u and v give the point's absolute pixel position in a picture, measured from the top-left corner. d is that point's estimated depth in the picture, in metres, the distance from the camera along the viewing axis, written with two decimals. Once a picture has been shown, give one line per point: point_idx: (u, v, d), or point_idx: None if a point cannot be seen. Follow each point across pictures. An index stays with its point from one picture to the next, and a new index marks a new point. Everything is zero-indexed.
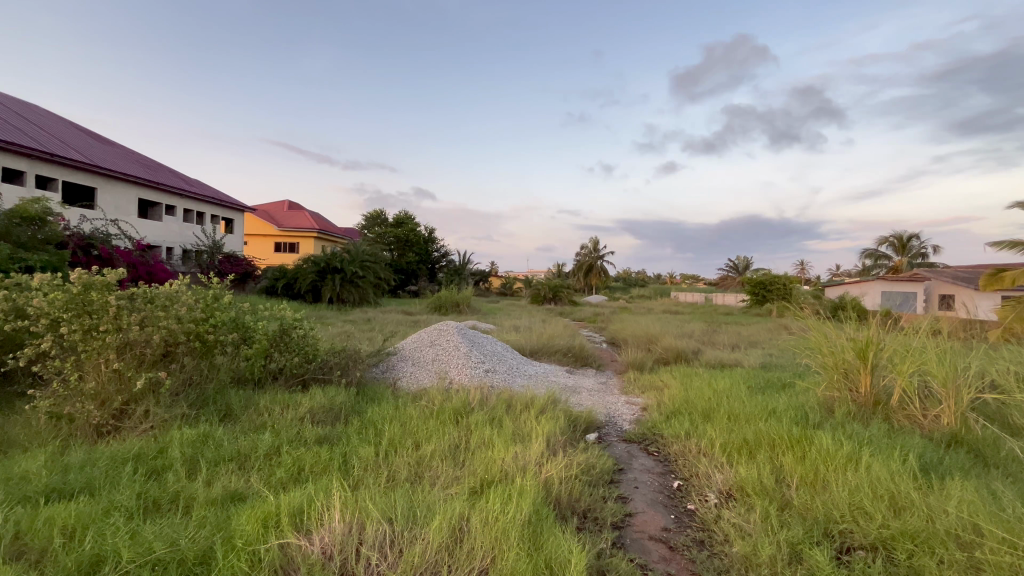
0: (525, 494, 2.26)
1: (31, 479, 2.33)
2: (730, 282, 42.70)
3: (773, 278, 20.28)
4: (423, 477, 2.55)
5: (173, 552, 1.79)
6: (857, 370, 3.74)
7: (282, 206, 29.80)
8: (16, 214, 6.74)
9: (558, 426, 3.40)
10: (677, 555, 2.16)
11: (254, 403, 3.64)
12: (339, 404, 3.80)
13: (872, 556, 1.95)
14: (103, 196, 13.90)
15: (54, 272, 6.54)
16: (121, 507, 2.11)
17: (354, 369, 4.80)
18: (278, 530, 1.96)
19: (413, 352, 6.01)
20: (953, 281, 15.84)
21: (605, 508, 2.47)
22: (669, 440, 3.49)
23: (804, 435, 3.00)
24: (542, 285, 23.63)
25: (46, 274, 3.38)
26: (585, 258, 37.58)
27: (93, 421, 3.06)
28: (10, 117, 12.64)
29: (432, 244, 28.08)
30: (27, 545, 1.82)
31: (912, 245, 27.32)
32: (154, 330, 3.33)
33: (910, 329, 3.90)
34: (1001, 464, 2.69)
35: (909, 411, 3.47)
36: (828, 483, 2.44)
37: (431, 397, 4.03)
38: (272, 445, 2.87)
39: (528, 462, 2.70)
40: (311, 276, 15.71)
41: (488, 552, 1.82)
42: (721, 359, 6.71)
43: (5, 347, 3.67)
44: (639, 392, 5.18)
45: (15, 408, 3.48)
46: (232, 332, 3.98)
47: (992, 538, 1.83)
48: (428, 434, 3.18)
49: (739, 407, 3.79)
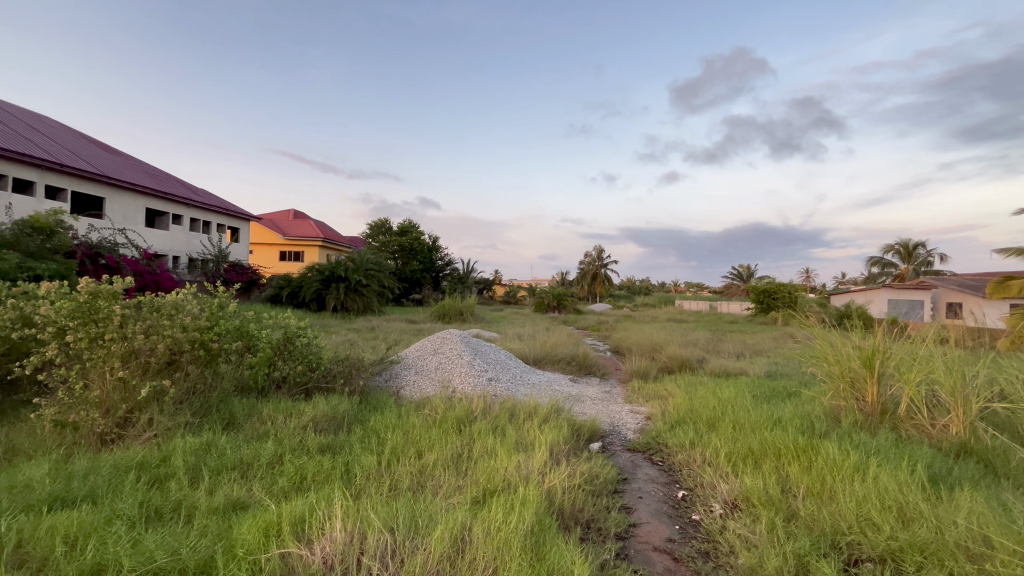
0: (527, 504, 2.24)
1: (34, 487, 2.34)
2: (733, 288, 43.47)
3: (778, 287, 20.11)
4: (426, 486, 2.54)
5: (174, 561, 1.78)
6: (863, 379, 3.71)
7: (286, 215, 29.98)
8: (27, 224, 6.87)
9: (561, 435, 3.38)
10: (682, 566, 2.13)
11: (257, 412, 3.65)
12: (342, 412, 3.78)
13: (881, 568, 1.92)
14: (111, 207, 14.07)
15: (61, 280, 6.62)
16: (123, 516, 2.11)
17: (357, 378, 4.78)
18: (279, 539, 1.95)
19: (416, 361, 6.00)
20: (960, 289, 15.57)
21: (609, 518, 2.44)
22: (674, 449, 3.46)
23: (810, 444, 2.97)
24: (546, 293, 23.55)
25: (52, 283, 3.38)
26: (586, 266, 37.91)
27: (97, 429, 3.07)
28: (23, 129, 12.90)
29: (433, 252, 28.05)
30: (28, 554, 1.82)
31: (919, 253, 27.24)
32: (158, 339, 3.32)
33: (916, 338, 3.84)
34: (1011, 473, 2.65)
35: (918, 420, 3.42)
36: (834, 493, 2.42)
37: (434, 406, 4.01)
38: (274, 453, 2.87)
39: (530, 471, 2.69)
40: (316, 284, 15.84)
41: (491, 562, 1.80)
42: (726, 368, 6.65)
43: (11, 356, 3.71)
44: (643, 401, 5.16)
45: (21, 417, 3.50)
46: (237, 340, 3.97)
47: (1004, 551, 1.80)
48: (431, 443, 3.16)
49: (743, 417, 3.74)
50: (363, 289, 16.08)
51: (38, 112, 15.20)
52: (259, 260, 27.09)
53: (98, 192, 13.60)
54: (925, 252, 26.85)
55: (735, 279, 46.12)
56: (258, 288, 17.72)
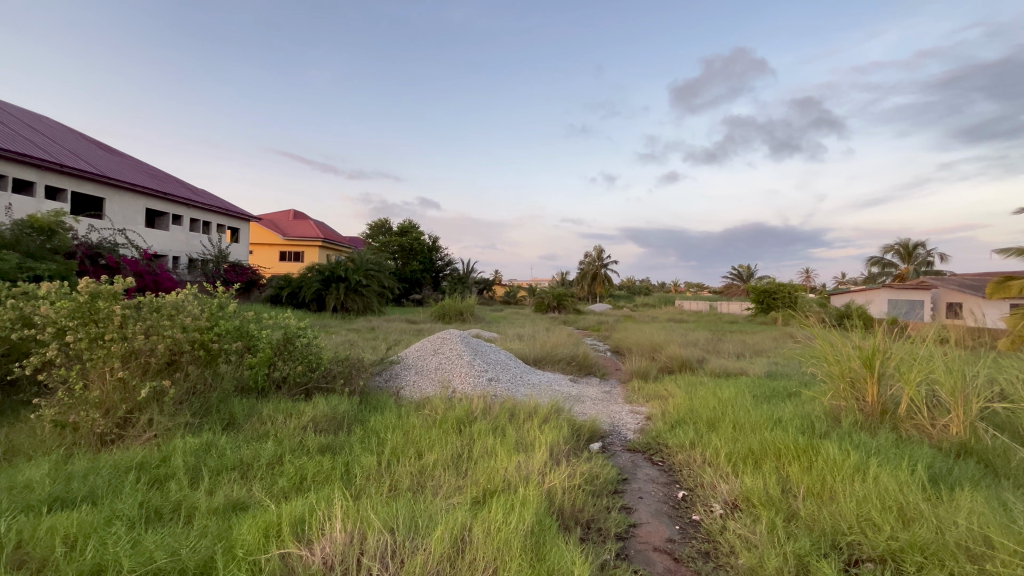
0: (527, 504, 2.24)
1: (33, 488, 2.34)
2: (733, 288, 43.52)
3: (778, 287, 20.13)
4: (426, 486, 2.54)
5: (174, 562, 1.78)
6: (862, 379, 3.71)
7: (286, 215, 30.00)
8: (28, 224, 6.87)
9: (561, 435, 3.38)
10: (682, 567, 2.13)
11: (257, 412, 3.66)
12: (342, 413, 3.78)
13: (881, 568, 1.92)
14: (111, 207, 14.07)
15: (62, 280, 6.62)
16: (123, 516, 2.11)
17: (357, 378, 4.78)
18: (279, 539, 1.95)
19: (416, 361, 6.00)
20: (960, 289, 15.58)
21: (609, 519, 2.44)
22: (674, 449, 3.46)
23: (810, 444, 2.97)
24: (546, 294, 23.56)
25: (52, 283, 3.38)
26: (586, 267, 37.94)
27: (97, 429, 3.06)
28: (24, 130, 12.91)
29: (433, 252, 28.06)
30: (28, 554, 1.82)
31: (919, 253, 27.26)
32: (158, 340, 3.32)
33: (916, 337, 3.85)
34: (1012, 473, 2.65)
35: (918, 420, 3.42)
36: (835, 493, 2.42)
37: (434, 406, 4.02)
38: (274, 453, 2.88)
39: (530, 471, 2.69)
40: (316, 284, 15.85)
41: (491, 563, 1.80)
42: (726, 368, 6.66)
43: (11, 357, 3.71)
44: (643, 401, 5.17)
45: (21, 417, 3.50)
46: (237, 340, 3.96)
47: (1005, 551, 1.80)
48: (431, 443, 3.16)
49: (743, 417, 3.75)
50: (363, 289, 16.08)
51: (38, 112, 15.20)
52: (259, 260, 27.09)
53: (98, 193, 13.61)
54: (925, 251, 26.87)
55: (735, 279, 46.16)
56: (258, 288, 17.74)
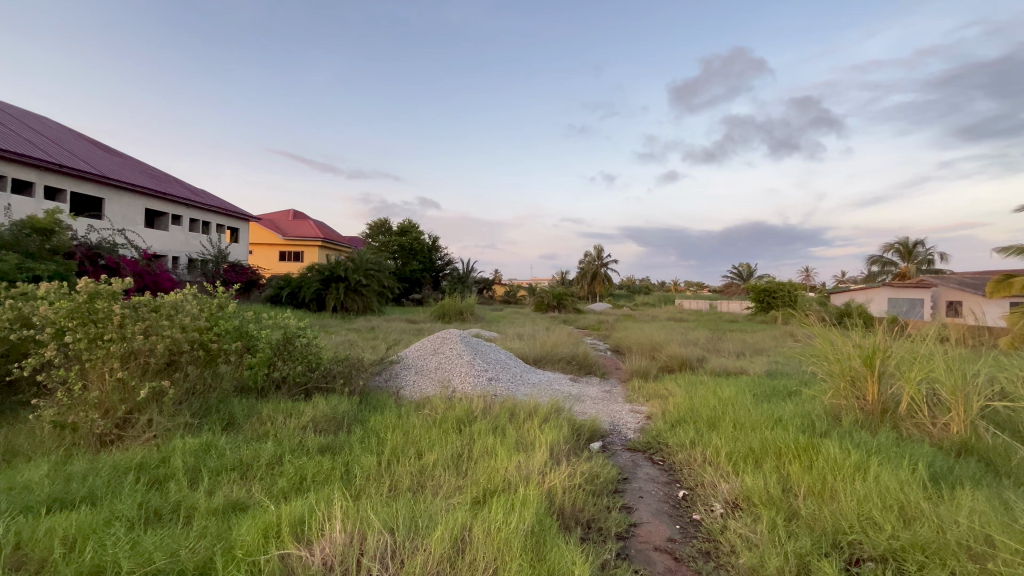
0: (527, 504, 2.23)
1: (33, 488, 2.34)
2: (733, 288, 43.60)
3: (778, 286, 20.18)
4: (425, 486, 2.53)
5: (173, 563, 1.78)
6: (863, 378, 3.71)
7: (286, 215, 29.98)
8: (28, 225, 6.86)
9: (561, 435, 3.38)
10: (682, 566, 2.12)
11: (257, 412, 3.65)
12: (341, 413, 3.77)
13: (883, 568, 1.92)
14: (111, 207, 14.07)
15: (61, 280, 6.61)
16: (122, 517, 2.10)
17: (357, 378, 4.76)
18: (278, 540, 1.95)
19: (416, 360, 6.00)
20: (960, 287, 15.60)
21: (609, 518, 2.44)
22: (674, 449, 3.45)
23: (810, 443, 2.95)
24: (546, 294, 23.58)
25: (52, 283, 3.37)
26: (586, 266, 37.98)
27: (96, 430, 3.05)
28: (24, 130, 12.90)
29: (433, 252, 28.09)
30: (27, 555, 1.81)
31: (919, 252, 27.27)
32: (158, 339, 3.31)
33: (916, 336, 3.84)
34: (1012, 472, 2.65)
35: (918, 419, 3.41)
36: (836, 492, 2.41)
37: (433, 406, 4.01)
38: (273, 453, 2.87)
39: (530, 470, 2.68)
40: (316, 284, 15.87)
41: (491, 563, 1.79)
42: (726, 367, 6.65)
43: (12, 357, 3.71)
44: (643, 400, 5.17)
45: (21, 417, 3.50)
46: (236, 340, 3.95)
47: (1006, 549, 1.80)
48: (431, 443, 3.16)
49: (743, 416, 3.74)
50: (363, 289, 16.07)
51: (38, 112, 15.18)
52: (259, 260, 27.07)
53: (98, 193, 13.61)
54: (925, 250, 26.89)
55: (735, 279, 46.22)
56: (258, 288, 17.75)
